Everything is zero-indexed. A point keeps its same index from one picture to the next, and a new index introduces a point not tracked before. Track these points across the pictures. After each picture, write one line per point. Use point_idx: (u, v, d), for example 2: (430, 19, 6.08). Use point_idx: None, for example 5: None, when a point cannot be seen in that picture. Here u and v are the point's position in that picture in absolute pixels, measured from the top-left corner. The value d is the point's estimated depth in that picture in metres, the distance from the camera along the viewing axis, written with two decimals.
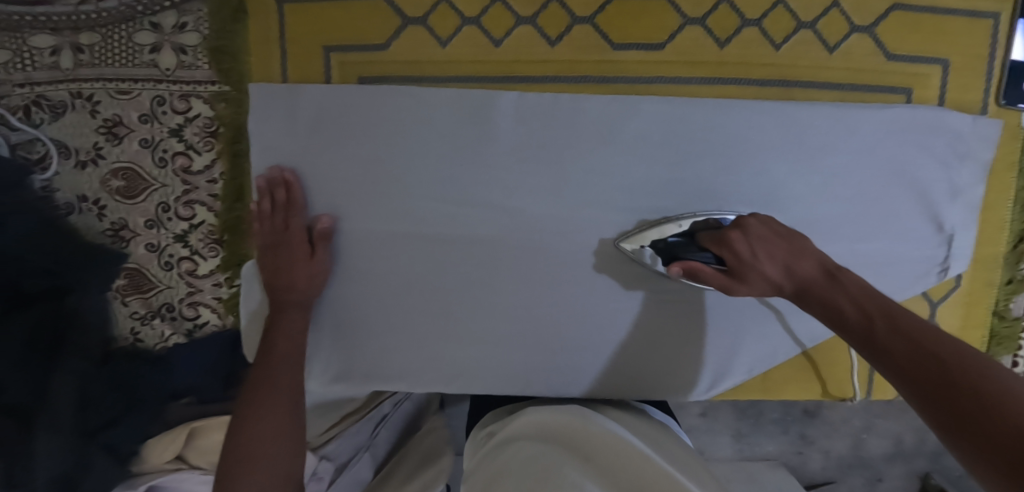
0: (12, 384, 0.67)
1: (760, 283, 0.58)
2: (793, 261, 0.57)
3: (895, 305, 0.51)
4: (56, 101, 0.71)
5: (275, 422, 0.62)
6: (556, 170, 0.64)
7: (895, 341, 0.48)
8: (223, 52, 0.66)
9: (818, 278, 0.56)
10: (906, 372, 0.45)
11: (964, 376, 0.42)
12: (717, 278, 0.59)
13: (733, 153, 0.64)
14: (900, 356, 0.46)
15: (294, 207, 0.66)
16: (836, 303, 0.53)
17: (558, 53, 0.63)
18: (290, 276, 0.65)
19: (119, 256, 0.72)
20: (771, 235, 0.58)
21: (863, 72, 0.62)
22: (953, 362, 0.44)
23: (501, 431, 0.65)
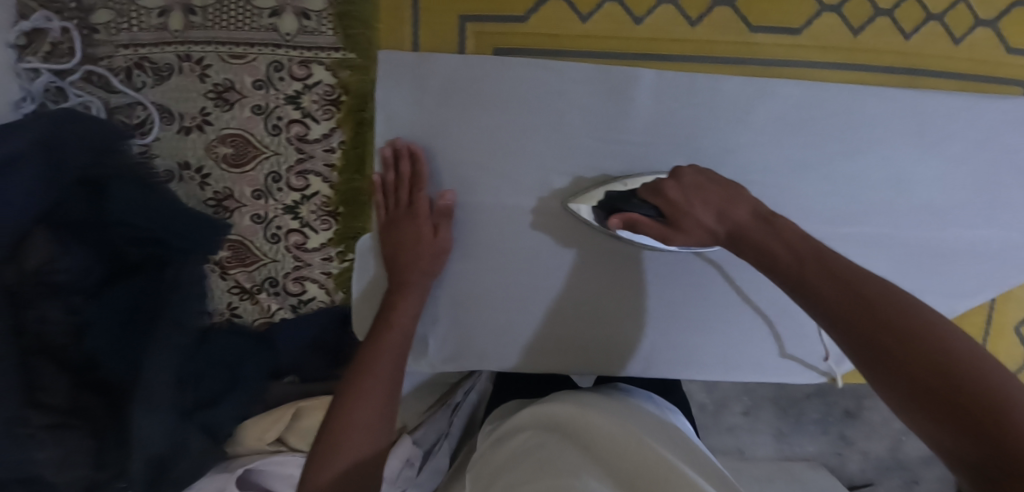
0: (111, 358, 0.65)
1: (695, 231, 0.59)
2: (727, 208, 0.58)
3: (821, 246, 0.52)
4: (161, 64, 0.68)
5: (371, 416, 0.62)
6: (689, 150, 0.65)
7: (822, 283, 0.49)
8: (352, 18, 0.65)
9: (751, 223, 0.57)
10: (838, 316, 0.47)
11: (894, 318, 0.44)
12: (654, 228, 0.60)
13: (860, 134, 0.65)
14: (830, 299, 0.48)
15: (419, 182, 0.65)
16: (769, 247, 0.54)
17: (696, 34, 0.64)
18: (415, 253, 0.64)
19: (221, 227, 0.68)
20: (704, 182, 0.60)
21: (985, 64, 0.65)
22: (880, 303, 0.45)
23: (506, 429, 0.62)
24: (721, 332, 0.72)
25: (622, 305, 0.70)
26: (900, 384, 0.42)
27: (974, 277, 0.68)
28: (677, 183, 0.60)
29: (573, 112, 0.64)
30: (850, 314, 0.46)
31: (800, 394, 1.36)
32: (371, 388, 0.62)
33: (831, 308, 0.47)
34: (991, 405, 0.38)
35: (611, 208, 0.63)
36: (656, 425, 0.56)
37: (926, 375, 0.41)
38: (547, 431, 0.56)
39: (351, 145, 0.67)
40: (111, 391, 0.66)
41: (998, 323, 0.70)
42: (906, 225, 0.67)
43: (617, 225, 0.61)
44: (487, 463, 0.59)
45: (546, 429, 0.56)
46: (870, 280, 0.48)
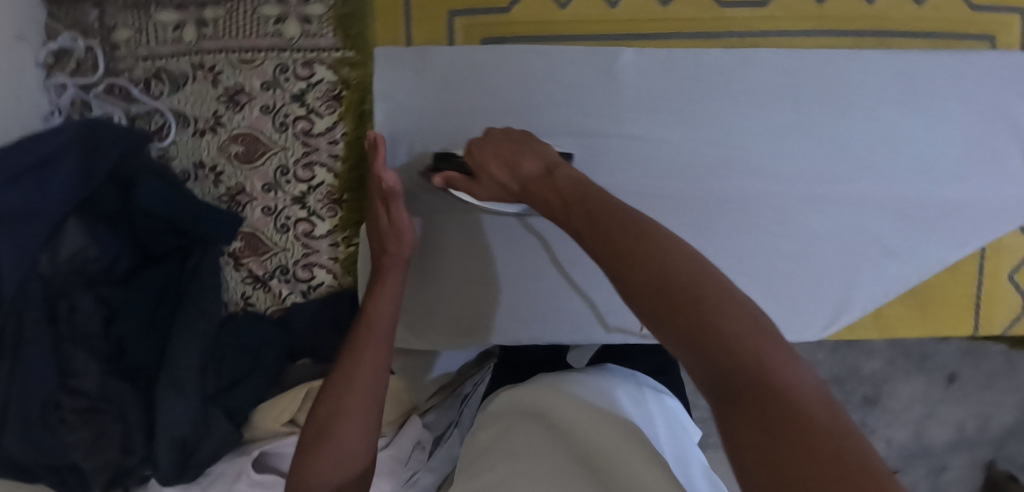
0: (141, 345, 0.68)
1: (492, 185, 0.58)
2: (517, 162, 0.54)
3: (593, 187, 0.45)
4: (177, 73, 0.74)
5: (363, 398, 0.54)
6: (673, 120, 0.68)
7: (580, 221, 0.42)
8: (352, 19, 0.70)
9: (537, 175, 0.51)
10: (593, 248, 0.39)
11: (636, 242, 0.36)
12: (465, 185, 0.60)
13: (835, 97, 0.68)
14: (586, 234, 0.41)
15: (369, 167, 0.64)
16: (545, 194, 0.49)
17: (671, 12, 0.67)
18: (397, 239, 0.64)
19: (233, 218, 0.71)
20: (506, 141, 0.58)
21: (953, 21, 0.68)
22: (623, 228, 0.38)
23: (487, 410, 0.58)
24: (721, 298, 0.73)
25: None
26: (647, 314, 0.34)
27: (959, 228, 0.69)
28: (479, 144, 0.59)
29: (557, 89, 0.68)
30: (602, 247, 0.38)
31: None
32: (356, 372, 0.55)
33: (590, 245, 0.40)
34: (721, 320, 0.30)
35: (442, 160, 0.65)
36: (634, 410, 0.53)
37: (661, 296, 0.33)
38: (519, 416, 0.52)
39: (353, 136, 0.71)
40: (139, 378, 0.69)
41: (992, 271, 0.71)
42: (886, 182, 0.69)
43: (441, 184, 0.63)
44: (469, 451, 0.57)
45: (519, 412, 0.52)
46: (612, 209, 0.41)
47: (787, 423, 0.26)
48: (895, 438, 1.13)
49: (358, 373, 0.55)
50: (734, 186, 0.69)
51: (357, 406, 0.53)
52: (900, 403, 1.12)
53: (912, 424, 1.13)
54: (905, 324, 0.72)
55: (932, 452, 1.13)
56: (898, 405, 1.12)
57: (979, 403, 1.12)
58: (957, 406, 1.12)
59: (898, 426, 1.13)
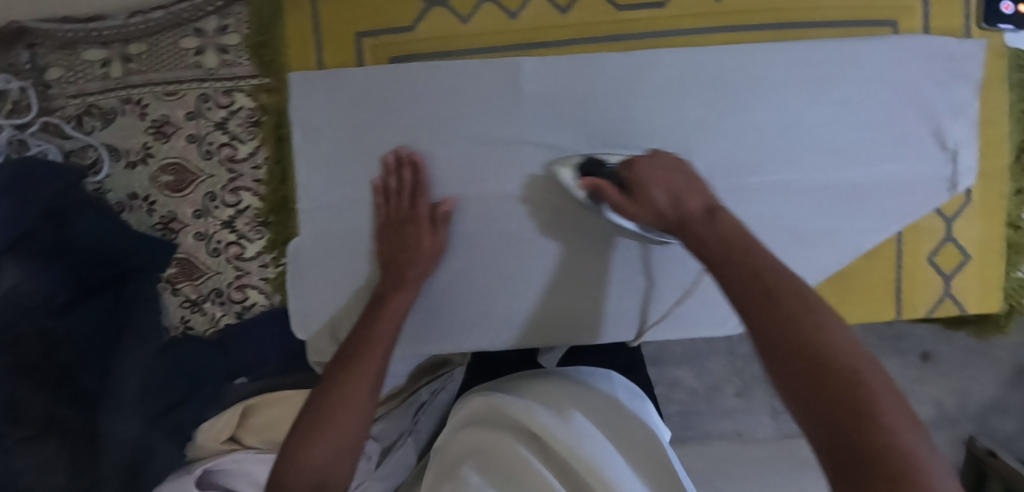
0: (84, 372, 0.70)
1: (647, 206, 0.59)
2: (684, 194, 0.58)
3: (740, 243, 0.50)
4: (106, 108, 0.77)
5: (359, 398, 0.60)
6: (580, 124, 0.70)
7: (732, 269, 0.48)
8: (265, 47, 0.72)
9: (698, 213, 0.55)
10: (740, 301, 0.45)
11: (796, 309, 0.42)
12: (615, 196, 0.62)
13: (742, 91, 0.69)
14: (737, 292, 0.46)
15: (420, 188, 0.69)
16: (701, 234, 0.53)
17: (570, 19, 0.69)
18: (416, 250, 0.68)
19: (167, 246, 0.75)
20: (665, 170, 0.61)
21: (852, 8, 0.68)
22: (785, 295, 0.43)
23: (472, 409, 0.63)
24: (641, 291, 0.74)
25: (542, 277, 0.73)
26: (783, 374, 0.40)
27: (874, 212, 0.69)
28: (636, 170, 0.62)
29: (464, 103, 0.69)
30: (755, 306, 0.44)
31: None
32: (359, 370, 0.62)
33: (736, 296, 0.45)
34: (871, 405, 0.36)
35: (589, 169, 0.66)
36: (603, 415, 0.60)
37: (808, 363, 0.39)
38: (504, 428, 0.58)
39: (274, 160, 0.73)
40: (86, 405, 0.70)
41: (912, 253, 0.71)
42: (801, 170, 0.69)
43: (584, 188, 0.65)
44: (459, 432, 0.61)
45: (502, 425, 0.59)
46: (773, 271, 0.46)
47: (895, 480, 0.33)
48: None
49: (358, 374, 0.61)
50: None
51: (355, 401, 0.60)
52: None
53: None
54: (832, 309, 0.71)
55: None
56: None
57: (954, 379, 1.09)
58: (933, 385, 1.09)
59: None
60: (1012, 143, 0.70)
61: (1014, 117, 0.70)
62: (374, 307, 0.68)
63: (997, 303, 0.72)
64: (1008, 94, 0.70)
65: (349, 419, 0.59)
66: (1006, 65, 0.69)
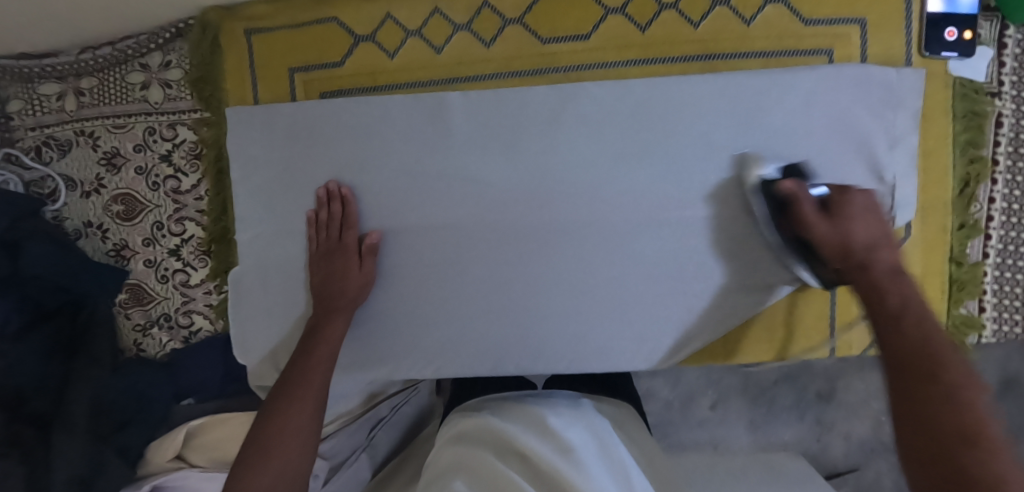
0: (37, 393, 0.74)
1: (836, 235, 0.58)
2: (877, 244, 0.57)
3: (915, 308, 0.52)
4: (62, 140, 0.80)
5: (304, 424, 0.63)
6: (505, 157, 0.70)
7: (909, 331, 0.50)
8: (204, 82, 0.74)
9: (885, 266, 0.56)
10: (900, 361, 0.48)
11: (952, 373, 0.46)
12: (809, 213, 0.60)
13: (668, 122, 0.68)
14: (890, 345, 0.50)
15: (348, 222, 0.70)
16: (884, 286, 0.54)
17: (494, 52, 0.68)
18: (343, 283, 0.69)
19: (120, 272, 0.80)
20: (871, 214, 0.59)
21: (784, 37, 0.66)
22: (950, 363, 0.46)
23: (462, 430, 0.64)
24: (570, 322, 0.71)
25: (469, 309, 0.72)
26: (912, 427, 0.44)
27: None
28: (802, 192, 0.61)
29: (391, 135, 0.70)
30: (917, 360, 0.48)
31: (768, 379, 1.05)
32: (302, 397, 0.64)
33: (896, 353, 0.49)
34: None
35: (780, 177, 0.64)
36: (587, 436, 0.60)
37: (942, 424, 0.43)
38: (490, 449, 0.59)
39: (214, 192, 0.76)
40: (42, 423, 0.74)
41: None
42: (733, 204, 0.68)
43: (785, 189, 0.61)
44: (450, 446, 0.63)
45: (492, 445, 0.60)
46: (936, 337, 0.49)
47: None
48: (854, 432, 1.04)
49: (302, 399, 0.64)
50: (570, 215, 0.70)
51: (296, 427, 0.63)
52: (857, 398, 1.03)
53: (870, 418, 1.04)
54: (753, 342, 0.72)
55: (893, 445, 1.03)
56: (854, 399, 1.03)
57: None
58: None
59: (858, 419, 1.04)
60: (956, 176, 0.68)
61: (958, 147, 0.68)
62: (311, 335, 0.69)
63: None
64: (950, 125, 0.67)
65: (292, 446, 0.62)
66: (949, 93, 0.67)
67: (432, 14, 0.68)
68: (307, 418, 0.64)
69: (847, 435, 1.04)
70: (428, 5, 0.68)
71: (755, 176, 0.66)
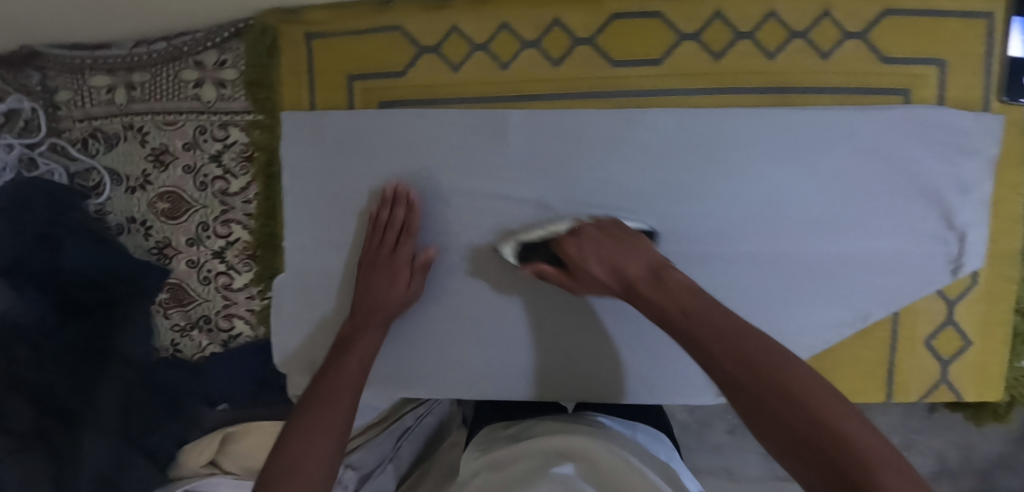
0: (69, 389, 0.73)
1: (592, 281, 0.60)
2: (621, 262, 0.58)
3: (731, 328, 0.47)
4: (110, 133, 0.79)
5: (326, 446, 0.56)
6: (564, 179, 0.68)
7: (755, 398, 0.43)
8: (259, 85, 0.73)
9: (644, 275, 0.56)
10: (781, 436, 0.41)
11: (804, 404, 0.41)
12: (558, 276, 0.63)
13: (732, 154, 0.66)
14: (762, 421, 0.42)
15: (406, 231, 0.68)
16: (661, 303, 0.52)
17: (561, 72, 0.67)
18: (384, 294, 0.67)
19: (162, 271, 0.78)
20: (603, 241, 0.60)
21: (860, 74, 0.65)
22: (824, 421, 0.39)
23: (500, 455, 0.56)
24: (619, 353, 0.71)
25: (510, 329, 0.71)
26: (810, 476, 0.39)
27: (869, 291, 0.66)
28: (581, 245, 0.61)
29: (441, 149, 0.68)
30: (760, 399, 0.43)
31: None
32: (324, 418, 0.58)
33: (766, 424, 0.42)
34: None
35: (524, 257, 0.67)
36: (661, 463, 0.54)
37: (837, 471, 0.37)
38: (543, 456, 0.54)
39: (264, 196, 0.74)
40: (70, 420, 0.73)
41: (907, 334, 0.67)
42: (789, 239, 0.67)
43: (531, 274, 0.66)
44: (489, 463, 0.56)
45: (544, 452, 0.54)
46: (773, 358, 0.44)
47: None
48: None
49: (325, 426, 0.57)
50: None
51: (323, 450, 0.56)
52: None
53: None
54: None
55: None
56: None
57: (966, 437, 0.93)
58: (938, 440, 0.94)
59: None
60: None
61: None
62: (342, 345, 0.66)
63: (997, 393, 0.68)
64: (1022, 174, 0.66)
65: (323, 472, 0.54)
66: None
67: (501, 29, 0.67)
68: (338, 440, 0.57)
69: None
70: (497, 20, 0.67)
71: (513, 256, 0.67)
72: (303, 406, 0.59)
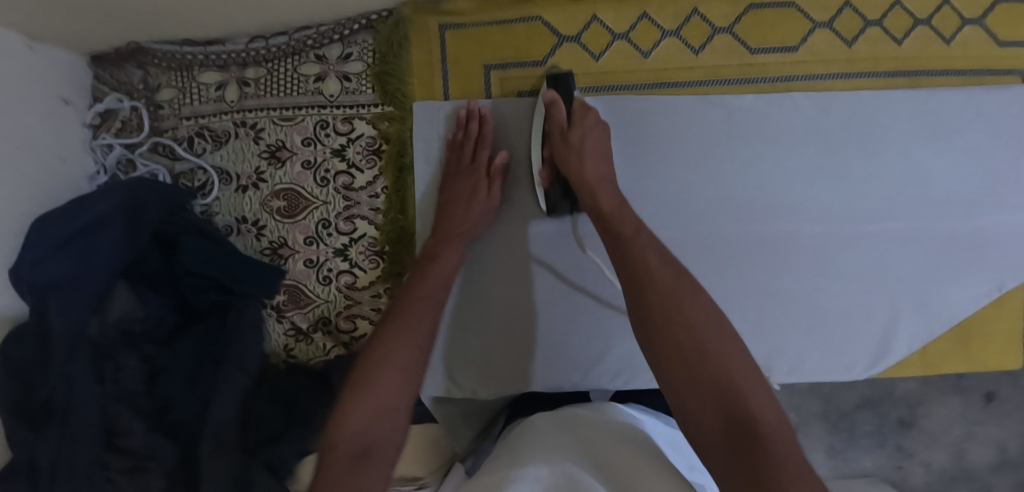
0: (183, 399, 0.68)
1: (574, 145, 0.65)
2: (599, 161, 0.64)
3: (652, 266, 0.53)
4: (219, 131, 0.76)
5: (396, 388, 0.53)
6: (706, 162, 0.69)
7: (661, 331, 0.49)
8: (390, 75, 0.72)
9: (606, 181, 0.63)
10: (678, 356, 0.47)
11: (733, 377, 0.46)
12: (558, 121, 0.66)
13: (868, 133, 0.69)
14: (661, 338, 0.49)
15: (482, 143, 0.70)
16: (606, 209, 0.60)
17: (702, 60, 0.69)
18: (470, 204, 0.69)
19: (276, 272, 0.72)
20: (604, 133, 0.66)
21: (981, 58, 0.69)
22: (721, 356, 0.47)
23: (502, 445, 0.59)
24: (762, 329, 0.70)
25: None
26: (710, 425, 0.44)
27: (1003, 263, 0.69)
28: (583, 131, 0.65)
29: (569, 115, 0.67)
30: (698, 357, 0.47)
31: (849, 403, 0.98)
32: (392, 368, 0.54)
33: (665, 342, 0.48)
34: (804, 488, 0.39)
35: (554, 80, 0.68)
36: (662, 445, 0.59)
37: (740, 423, 0.43)
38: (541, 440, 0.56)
39: (393, 188, 0.73)
40: (182, 434, 0.68)
41: None
42: (924, 216, 0.69)
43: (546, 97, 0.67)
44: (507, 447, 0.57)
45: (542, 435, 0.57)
46: (714, 319, 0.49)
47: None
48: (935, 462, 0.98)
49: (389, 363, 0.54)
50: (771, 227, 0.69)
51: (389, 386, 0.53)
52: (937, 425, 0.97)
53: (951, 447, 0.98)
54: (949, 360, 0.72)
55: (974, 474, 0.99)
56: (936, 427, 0.98)
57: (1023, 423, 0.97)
58: (998, 427, 0.97)
59: (937, 448, 0.98)
60: None
61: None
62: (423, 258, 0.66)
63: None
64: None
65: (384, 399, 0.53)
66: None
67: (641, 19, 0.69)
68: (406, 381, 0.54)
69: (927, 463, 0.99)
70: (638, 10, 0.69)
71: (541, 103, 0.69)
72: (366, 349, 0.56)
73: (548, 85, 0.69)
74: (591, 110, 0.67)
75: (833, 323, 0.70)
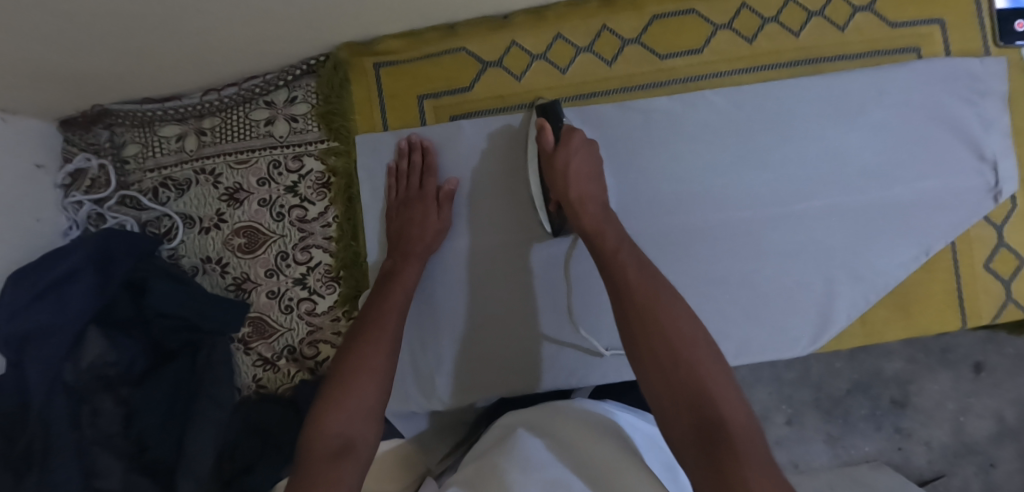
0: (157, 437, 0.71)
1: (561, 170, 0.68)
2: (585, 179, 0.67)
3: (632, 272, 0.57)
4: (181, 180, 0.81)
5: (367, 395, 0.60)
6: (632, 161, 0.74)
7: (643, 333, 0.53)
8: (333, 114, 0.78)
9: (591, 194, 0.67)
10: (656, 357, 0.51)
11: (706, 377, 0.50)
12: (550, 144, 0.70)
13: (783, 119, 0.73)
14: (643, 338, 0.53)
15: (428, 170, 0.75)
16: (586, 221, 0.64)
17: (615, 70, 0.75)
18: (421, 227, 0.73)
19: (241, 306, 0.77)
20: (590, 152, 0.69)
21: (877, 41, 0.74)
22: (697, 357, 0.51)
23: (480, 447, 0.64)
24: (708, 313, 0.73)
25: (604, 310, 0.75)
26: (680, 421, 0.49)
27: (930, 226, 0.72)
28: (571, 153, 0.69)
29: (558, 132, 0.71)
30: (679, 366, 0.50)
31: (839, 388, 0.96)
32: (359, 376, 0.61)
33: (646, 344, 0.52)
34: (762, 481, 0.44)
35: (543, 111, 0.72)
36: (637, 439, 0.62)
37: (713, 433, 0.47)
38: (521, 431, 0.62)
39: (345, 218, 0.78)
40: (158, 472, 0.70)
41: (967, 261, 0.74)
42: (846, 191, 0.72)
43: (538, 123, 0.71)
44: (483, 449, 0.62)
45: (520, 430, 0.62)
46: (690, 324, 0.53)
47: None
48: (935, 439, 0.95)
49: (357, 374, 0.61)
50: (704, 216, 0.73)
51: (360, 393, 0.60)
52: (930, 402, 0.95)
53: (949, 422, 0.95)
54: (894, 324, 0.74)
55: (978, 448, 0.95)
56: (929, 404, 0.95)
57: (1016, 389, 0.94)
58: (990, 397, 0.94)
59: (935, 424, 0.95)
60: None
61: None
62: (385, 281, 0.70)
63: None
64: None
65: (358, 405, 0.59)
66: None
67: (556, 39, 0.75)
68: (377, 386, 0.61)
69: (928, 442, 0.95)
70: (551, 31, 0.75)
71: (532, 129, 0.73)
72: (339, 363, 0.62)
73: (537, 115, 0.73)
74: (577, 131, 0.70)
75: (777, 303, 0.73)
